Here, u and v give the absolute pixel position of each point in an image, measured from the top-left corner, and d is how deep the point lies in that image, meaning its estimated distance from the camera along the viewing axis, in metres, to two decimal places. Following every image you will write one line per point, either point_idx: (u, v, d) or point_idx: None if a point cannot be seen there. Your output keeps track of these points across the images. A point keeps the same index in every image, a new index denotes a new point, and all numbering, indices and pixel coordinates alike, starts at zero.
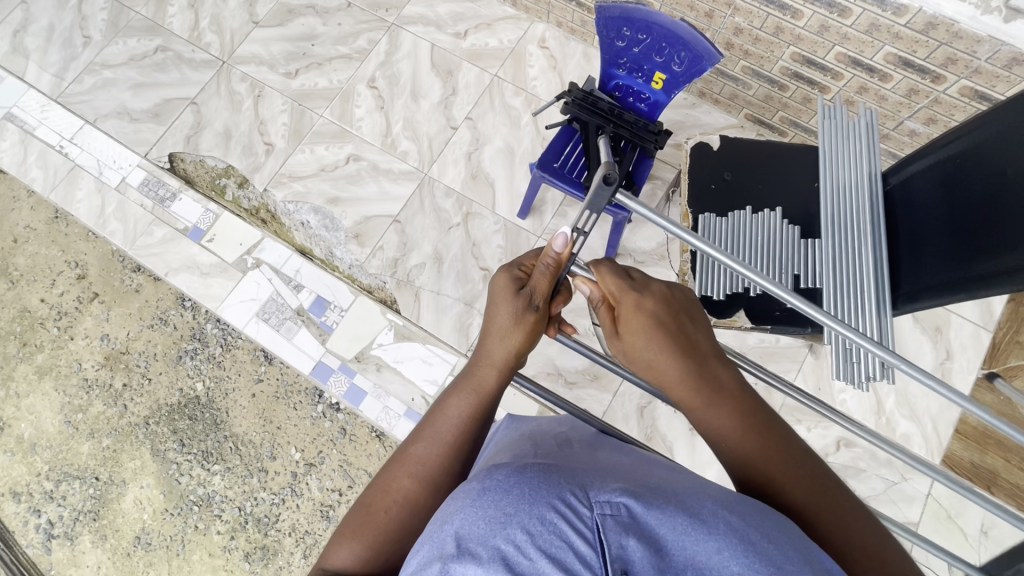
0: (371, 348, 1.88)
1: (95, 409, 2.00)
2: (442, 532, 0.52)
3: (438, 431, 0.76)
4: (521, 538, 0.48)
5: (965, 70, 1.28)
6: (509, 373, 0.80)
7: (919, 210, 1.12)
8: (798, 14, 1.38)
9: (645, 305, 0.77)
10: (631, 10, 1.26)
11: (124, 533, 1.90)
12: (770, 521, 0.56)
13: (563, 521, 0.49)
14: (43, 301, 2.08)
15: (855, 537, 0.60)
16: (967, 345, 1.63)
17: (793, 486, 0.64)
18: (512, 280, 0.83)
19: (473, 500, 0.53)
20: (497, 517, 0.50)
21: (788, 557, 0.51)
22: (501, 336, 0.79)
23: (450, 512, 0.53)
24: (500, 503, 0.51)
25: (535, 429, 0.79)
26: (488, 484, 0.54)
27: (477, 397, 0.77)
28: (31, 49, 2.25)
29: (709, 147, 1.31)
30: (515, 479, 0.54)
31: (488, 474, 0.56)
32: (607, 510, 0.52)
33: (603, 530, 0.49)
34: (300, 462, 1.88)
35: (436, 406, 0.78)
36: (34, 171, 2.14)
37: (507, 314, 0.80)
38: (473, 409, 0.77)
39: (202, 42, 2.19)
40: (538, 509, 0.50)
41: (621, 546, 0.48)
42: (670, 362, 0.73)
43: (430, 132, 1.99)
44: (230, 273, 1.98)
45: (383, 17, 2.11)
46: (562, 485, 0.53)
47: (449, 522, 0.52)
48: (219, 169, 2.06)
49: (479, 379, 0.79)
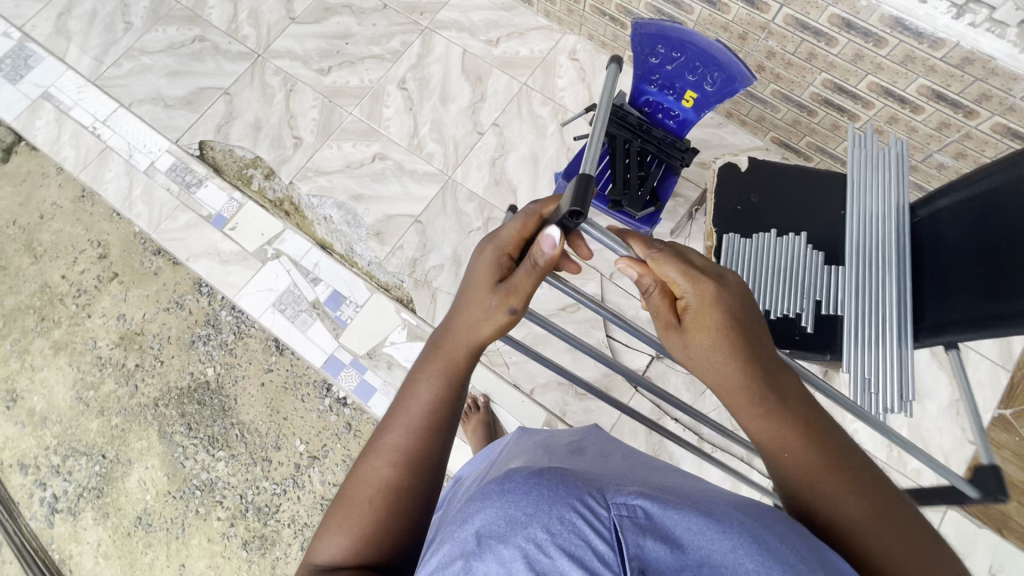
0: (384, 345, 1.90)
1: (106, 387, 2.02)
2: (461, 531, 0.53)
3: (413, 417, 0.71)
4: (542, 536, 0.49)
5: (999, 107, 1.28)
6: (480, 356, 0.77)
7: (946, 246, 1.12)
8: (833, 42, 1.39)
9: (717, 293, 0.69)
10: (666, 28, 1.26)
11: (126, 512, 1.91)
12: (780, 522, 0.56)
13: (582, 521, 0.50)
14: (64, 278, 2.12)
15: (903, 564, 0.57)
16: (985, 383, 1.61)
17: (851, 502, 0.60)
18: (490, 264, 0.79)
19: (493, 500, 0.54)
20: (517, 517, 0.51)
21: (801, 558, 0.51)
22: (470, 327, 0.76)
23: (470, 513, 0.55)
24: (521, 504, 0.52)
25: (548, 442, 0.89)
26: (507, 486, 0.55)
27: (448, 378, 0.74)
28: (74, 31, 2.30)
29: (737, 168, 1.31)
30: (534, 481, 0.55)
31: (508, 478, 0.57)
32: (623, 512, 0.53)
33: (621, 530, 0.50)
34: (304, 454, 1.88)
35: (405, 392, 0.74)
36: (65, 150, 2.18)
37: (479, 304, 0.77)
38: (447, 394, 0.73)
39: (239, 34, 2.23)
40: (558, 509, 0.50)
41: (638, 546, 0.49)
42: (737, 366, 0.67)
43: (456, 135, 2.01)
44: (250, 262, 2.01)
45: (418, 20, 2.15)
46: (580, 488, 0.54)
47: (470, 522, 0.53)
48: (247, 160, 2.10)
49: (451, 361, 0.76)
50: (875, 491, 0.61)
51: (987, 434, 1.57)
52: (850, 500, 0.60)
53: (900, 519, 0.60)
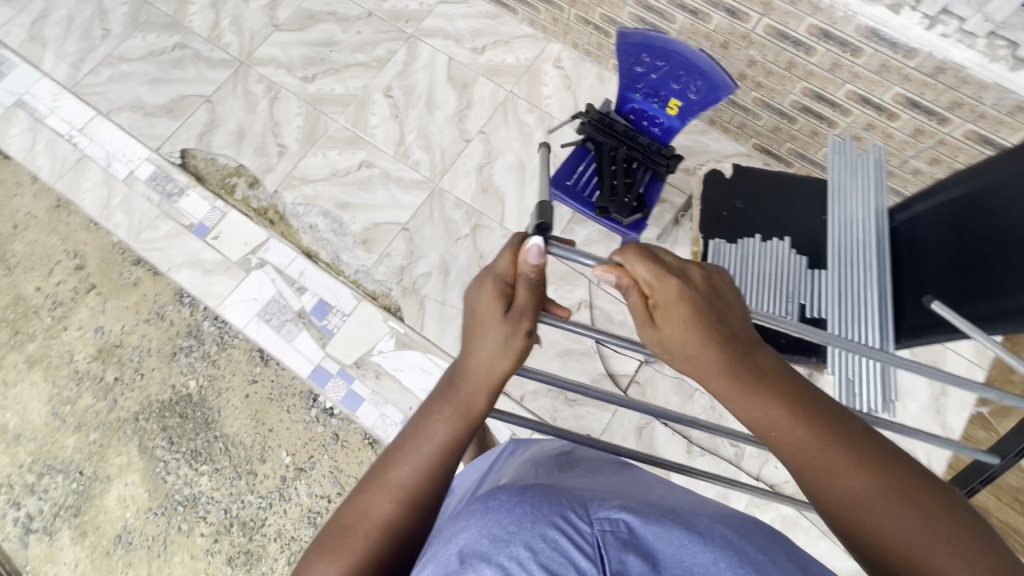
0: (371, 355, 1.88)
1: (84, 402, 1.96)
2: (445, 551, 0.53)
3: (422, 456, 0.69)
4: (524, 554, 0.49)
5: (970, 114, 1.32)
6: (498, 394, 0.74)
7: (922, 250, 1.16)
8: (811, 51, 1.43)
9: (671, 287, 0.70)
10: (652, 38, 1.27)
11: (105, 530, 1.85)
12: (765, 538, 0.58)
13: (564, 537, 0.51)
14: (39, 289, 2.05)
15: (940, 562, 0.54)
16: (962, 381, 1.65)
17: (878, 503, 0.58)
18: (498, 297, 0.76)
19: (478, 519, 0.55)
20: (501, 535, 0.52)
21: (778, 565, 0.54)
22: (488, 361, 0.73)
23: (455, 533, 0.55)
24: (504, 522, 0.53)
25: (536, 455, 0.89)
26: (491, 505, 0.56)
27: (462, 424, 0.71)
28: (49, 38, 2.25)
29: (721, 175, 1.35)
30: (518, 499, 0.56)
31: (493, 497, 0.58)
32: (606, 527, 0.54)
33: (604, 546, 0.51)
34: (290, 466, 1.85)
35: (416, 424, 0.72)
36: (41, 159, 2.13)
37: (490, 340, 0.74)
38: (459, 436, 0.71)
39: (221, 41, 2.21)
40: (540, 527, 0.51)
41: (621, 561, 0.50)
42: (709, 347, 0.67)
43: (443, 142, 2.01)
44: (234, 271, 1.98)
45: (402, 27, 2.15)
46: (564, 505, 0.55)
47: (454, 541, 0.54)
48: (230, 168, 2.07)
49: (468, 403, 0.72)
50: (915, 488, 0.58)
51: (966, 431, 1.61)
52: (850, 482, 0.59)
53: (922, 508, 0.57)
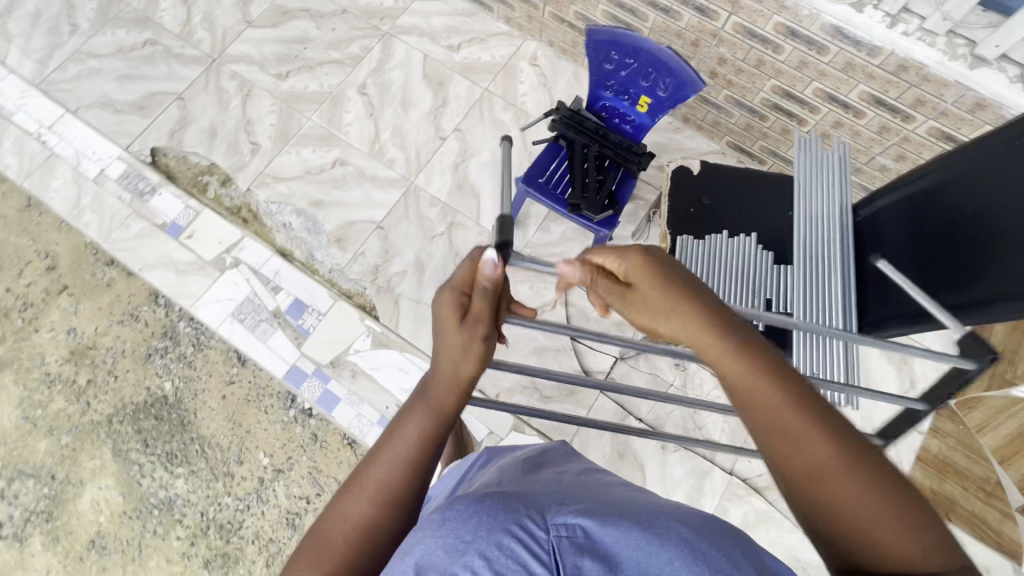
0: (347, 354, 1.87)
1: (55, 406, 1.93)
2: (402, 564, 0.54)
3: (401, 450, 0.69)
4: (479, 563, 0.49)
5: (933, 112, 1.34)
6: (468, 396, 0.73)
7: (885, 245, 1.18)
8: (779, 49, 1.44)
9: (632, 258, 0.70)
10: (620, 36, 1.28)
11: (79, 535, 1.82)
12: (723, 537, 0.57)
13: (519, 545, 0.50)
14: (9, 291, 2.01)
15: (885, 534, 0.54)
16: (929, 374, 1.68)
17: (837, 477, 0.57)
18: (454, 306, 0.74)
19: (435, 532, 0.56)
20: (457, 545, 0.53)
21: (734, 562, 0.52)
22: (454, 362, 0.73)
23: (413, 546, 0.56)
24: (459, 532, 0.54)
25: (507, 462, 0.89)
26: (449, 515, 0.58)
27: (435, 423, 0.71)
28: (15, 34, 2.21)
29: (689, 172, 1.35)
30: (474, 509, 0.57)
31: (450, 508, 0.60)
32: (562, 532, 0.54)
33: (559, 552, 0.51)
34: (268, 467, 1.83)
35: (389, 429, 0.72)
36: (8, 158, 2.09)
37: (453, 344, 0.73)
38: (431, 438, 0.70)
39: (193, 38, 2.17)
40: (495, 535, 0.51)
41: (575, 565, 0.49)
42: (685, 312, 0.66)
43: (419, 140, 2.00)
44: (207, 271, 1.96)
45: (377, 25, 2.13)
46: (520, 512, 0.55)
47: (411, 555, 0.54)
48: (203, 166, 2.04)
49: (438, 403, 0.71)
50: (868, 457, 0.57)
51: (934, 424, 1.64)
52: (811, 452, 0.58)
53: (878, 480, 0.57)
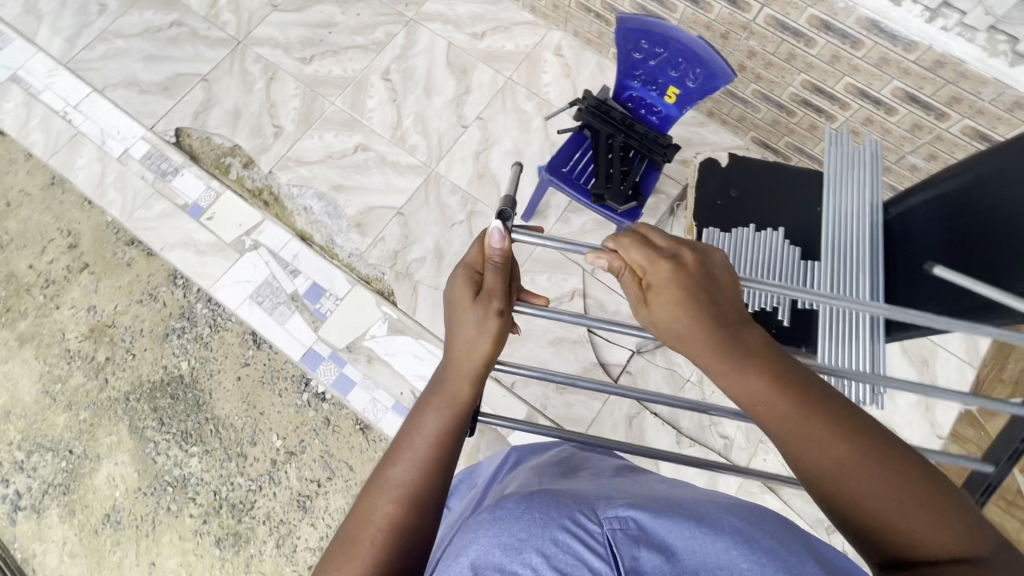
0: (363, 339, 1.88)
1: (74, 381, 1.96)
2: (455, 564, 0.51)
3: (417, 450, 0.69)
4: (538, 560, 0.49)
5: (969, 110, 1.31)
6: (483, 377, 0.74)
7: (915, 241, 1.16)
8: (811, 43, 1.42)
9: (653, 266, 0.71)
10: (651, 24, 1.26)
11: (94, 509, 1.85)
12: (773, 522, 0.58)
13: (575, 540, 0.51)
14: (32, 267, 2.04)
15: (903, 518, 0.55)
16: (951, 379, 1.66)
17: (848, 467, 0.58)
18: (468, 283, 0.78)
19: (487, 529, 0.53)
20: (512, 543, 0.51)
21: (790, 551, 0.53)
22: (467, 347, 0.74)
23: (464, 544, 0.54)
24: (513, 530, 0.52)
25: (537, 463, 0.88)
26: (498, 513, 0.55)
27: (454, 415, 0.71)
28: (45, 12, 2.23)
29: (717, 163, 1.34)
30: (525, 505, 0.56)
31: (498, 505, 0.58)
32: (616, 525, 0.54)
33: (615, 544, 0.51)
34: (281, 449, 1.85)
35: (408, 423, 0.73)
36: (35, 135, 2.12)
37: (468, 327, 0.75)
38: (451, 428, 0.71)
39: (219, 20, 2.18)
40: (550, 531, 0.51)
41: (634, 558, 0.50)
42: (703, 325, 0.67)
43: (441, 128, 2.00)
44: (227, 253, 1.97)
45: (402, 11, 2.13)
46: (571, 508, 0.55)
47: (463, 554, 0.52)
48: (226, 148, 2.05)
49: (455, 393, 0.73)
50: (877, 444, 0.59)
51: (955, 429, 1.62)
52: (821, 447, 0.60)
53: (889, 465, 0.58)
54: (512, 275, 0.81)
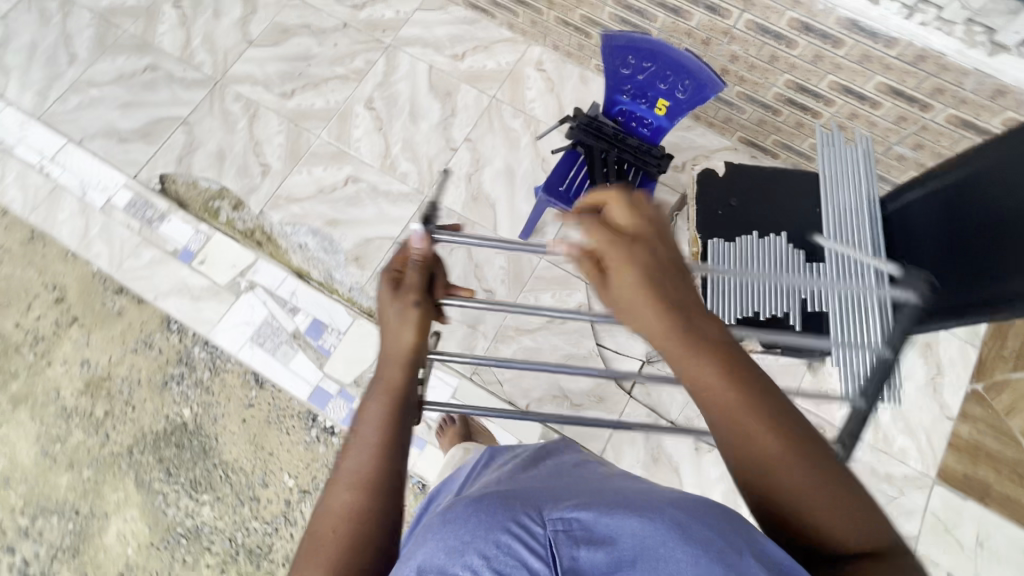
0: (370, 372, 1.86)
1: (74, 440, 1.90)
2: (404, 567, 0.53)
3: (365, 437, 0.68)
4: (479, 563, 0.49)
5: (952, 100, 1.34)
6: (416, 363, 0.74)
7: (917, 233, 1.17)
8: (793, 44, 1.44)
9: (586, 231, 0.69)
10: (637, 40, 1.27)
11: (106, 569, 1.80)
12: (718, 510, 0.57)
13: (516, 541, 0.50)
14: (19, 326, 1.98)
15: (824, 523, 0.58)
16: (955, 359, 1.68)
17: (785, 469, 0.59)
18: (387, 283, 0.77)
19: (433, 534, 0.54)
20: (456, 545, 0.52)
21: (740, 534, 0.52)
22: (396, 335, 0.74)
23: (414, 547, 0.55)
24: (459, 533, 0.53)
25: (505, 463, 0.89)
26: (448, 516, 0.56)
27: (392, 398, 0.71)
28: (12, 66, 2.17)
29: (715, 173, 1.35)
30: (473, 509, 0.56)
31: (449, 509, 0.58)
32: (559, 525, 0.53)
33: (555, 544, 0.50)
34: (294, 489, 1.82)
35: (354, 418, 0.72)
36: (12, 192, 2.06)
37: (394, 320, 0.74)
38: (392, 409, 0.70)
39: (194, 61, 2.15)
40: (493, 533, 0.51)
41: (573, 557, 0.49)
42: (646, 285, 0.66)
43: (430, 153, 1.99)
44: (222, 296, 1.94)
45: (380, 37, 2.11)
46: (517, 508, 0.55)
47: (412, 557, 0.53)
48: (213, 191, 2.02)
49: (387, 377, 0.72)
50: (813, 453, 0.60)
51: (963, 408, 1.65)
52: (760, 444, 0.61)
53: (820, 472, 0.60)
54: (432, 276, 0.81)
